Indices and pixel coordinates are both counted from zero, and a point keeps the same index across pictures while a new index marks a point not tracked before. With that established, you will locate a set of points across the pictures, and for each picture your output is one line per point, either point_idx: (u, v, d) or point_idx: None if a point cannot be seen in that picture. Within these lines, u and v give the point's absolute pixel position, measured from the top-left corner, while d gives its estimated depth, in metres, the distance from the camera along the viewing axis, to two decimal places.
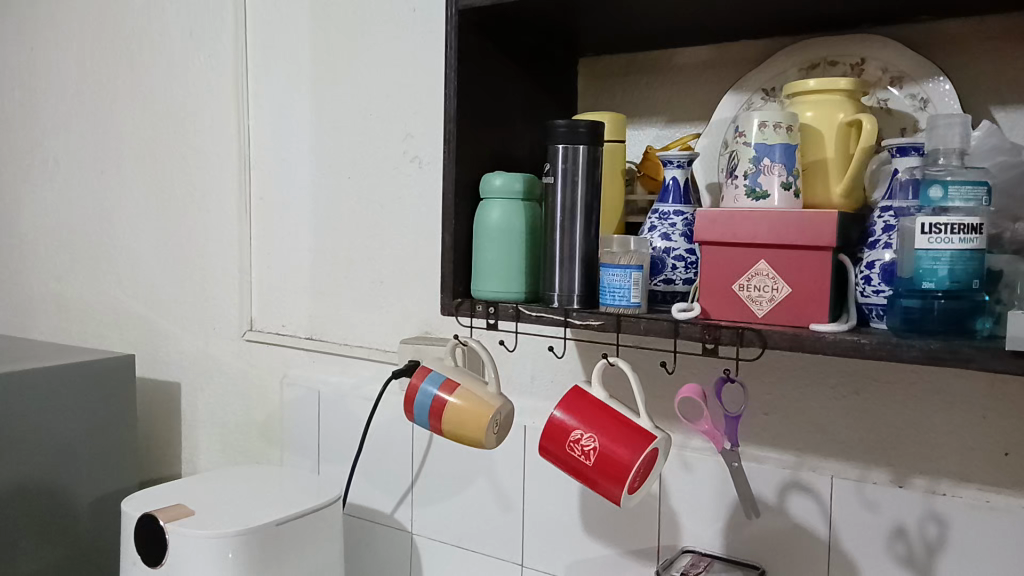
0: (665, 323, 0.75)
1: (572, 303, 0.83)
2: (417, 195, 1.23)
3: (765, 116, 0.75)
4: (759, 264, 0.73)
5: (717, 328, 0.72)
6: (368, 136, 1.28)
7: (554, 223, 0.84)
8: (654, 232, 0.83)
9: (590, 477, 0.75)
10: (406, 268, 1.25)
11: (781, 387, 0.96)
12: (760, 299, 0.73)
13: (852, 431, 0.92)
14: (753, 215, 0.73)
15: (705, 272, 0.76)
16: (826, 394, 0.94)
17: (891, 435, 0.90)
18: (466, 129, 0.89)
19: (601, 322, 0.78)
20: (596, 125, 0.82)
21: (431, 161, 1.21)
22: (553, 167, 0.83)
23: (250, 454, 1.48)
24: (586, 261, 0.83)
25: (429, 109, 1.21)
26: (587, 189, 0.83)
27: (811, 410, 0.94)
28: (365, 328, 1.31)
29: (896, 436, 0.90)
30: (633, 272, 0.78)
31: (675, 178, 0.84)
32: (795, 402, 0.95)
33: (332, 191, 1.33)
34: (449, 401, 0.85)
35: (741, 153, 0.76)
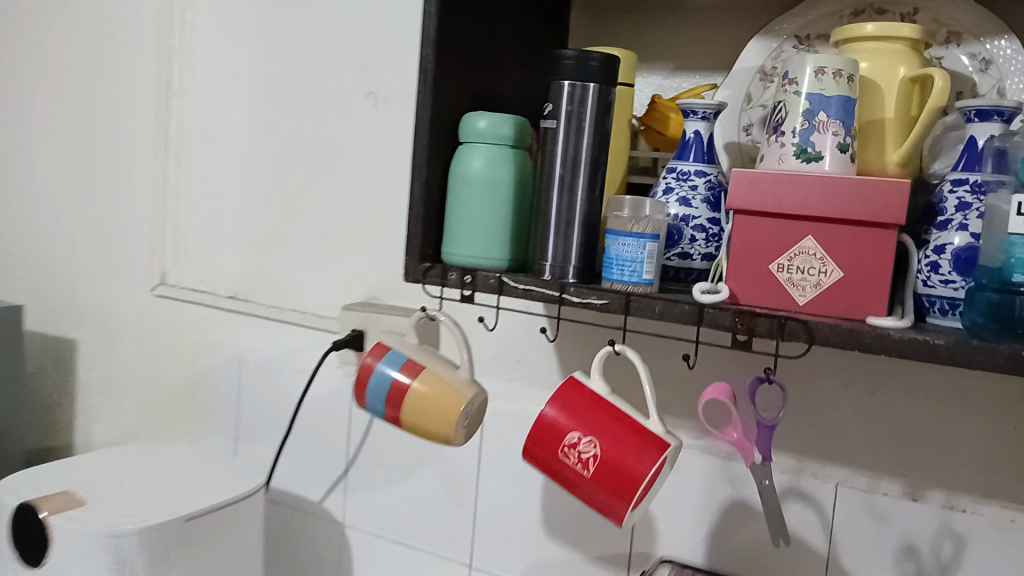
0: (686, 307, 0.61)
1: (567, 275, 0.69)
2: (368, 138, 1.06)
3: (820, 60, 0.61)
4: (806, 241, 0.60)
5: (751, 316, 0.59)
6: (316, 65, 1.10)
7: (550, 179, 0.69)
8: (670, 194, 0.68)
9: (586, 491, 0.61)
10: (351, 223, 1.08)
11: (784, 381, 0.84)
12: (803, 285, 0.61)
13: (863, 434, 0.81)
14: (804, 181, 0.60)
15: (735, 247, 0.63)
16: (836, 390, 0.82)
17: (909, 441, 0.79)
18: (446, 56, 0.73)
19: (605, 301, 0.64)
20: (608, 60, 0.67)
21: (387, 100, 1.04)
22: (552, 109, 0.68)
23: (158, 425, 1.30)
24: (586, 227, 0.69)
25: (389, 38, 1.04)
26: (593, 140, 0.68)
27: (819, 409, 0.83)
28: (300, 289, 1.13)
29: (914, 443, 0.79)
30: (647, 242, 0.65)
31: (698, 133, 0.69)
32: (801, 399, 0.83)
33: (268, 128, 1.14)
34: (411, 386, 0.70)
35: (788, 104, 0.62)
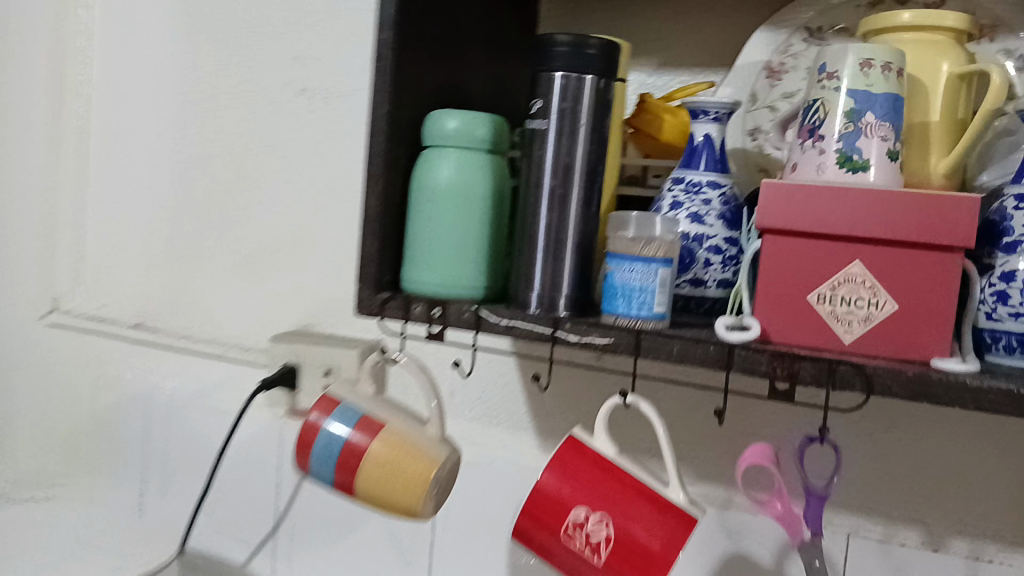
0: (710, 348, 0.50)
1: (557, 307, 0.57)
2: (302, 142, 0.92)
3: (865, 51, 0.51)
4: (854, 266, 0.50)
5: (792, 358, 0.49)
6: (240, 57, 0.95)
7: (538, 190, 0.57)
8: (678, 210, 0.57)
9: None
10: (281, 240, 0.93)
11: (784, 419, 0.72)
12: (849, 318, 0.50)
13: (875, 473, 0.72)
14: (854, 196, 0.50)
15: (765, 273, 0.52)
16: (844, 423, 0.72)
17: (927, 481, 0.70)
18: (407, 42, 0.61)
19: (611, 341, 0.53)
20: (607, 47, 0.55)
21: (324, 98, 0.90)
22: (541, 106, 0.56)
23: (49, 477, 1.11)
24: (580, 248, 0.57)
25: (326, 27, 0.90)
26: (589, 143, 0.56)
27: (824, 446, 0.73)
28: (221, 317, 0.98)
29: (933, 483, 0.70)
30: (659, 268, 0.53)
31: (708, 137, 0.59)
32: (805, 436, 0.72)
33: (183, 130, 0.98)
34: (369, 449, 0.56)
35: (827, 103, 0.52)
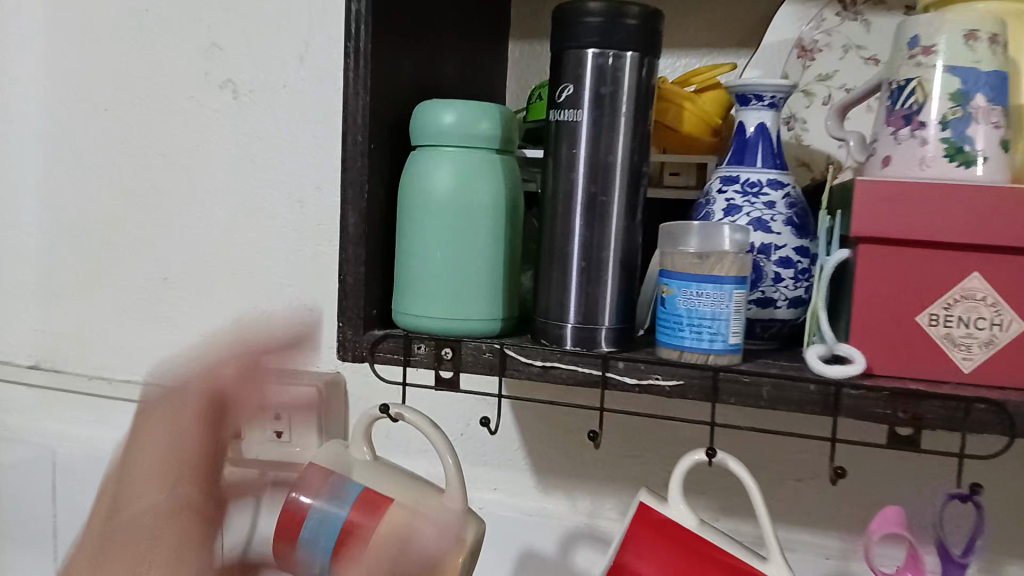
0: (816, 391, 0.41)
1: (599, 343, 0.46)
2: (220, 140, 0.75)
3: (967, 20, 0.42)
4: (972, 280, 0.42)
5: (915, 399, 0.40)
6: (135, 37, 0.76)
7: (569, 199, 0.45)
8: (736, 216, 0.47)
9: None
10: (205, 259, 0.77)
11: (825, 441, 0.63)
12: (969, 343, 0.42)
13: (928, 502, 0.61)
14: (974, 195, 0.40)
15: (860, 290, 0.43)
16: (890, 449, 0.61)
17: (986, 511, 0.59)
18: (384, 15, 0.48)
19: (679, 384, 0.43)
20: (649, 13, 0.43)
21: (246, 88, 0.74)
22: (571, 93, 0.44)
23: None
24: (624, 270, 0.46)
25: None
26: (632, 139, 0.45)
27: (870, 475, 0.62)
28: (134, 354, 0.81)
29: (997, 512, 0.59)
30: (732, 291, 0.43)
31: (763, 126, 0.49)
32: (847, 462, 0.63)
33: (67, 128, 0.79)
34: (370, 535, 0.44)
35: (923, 82, 0.43)
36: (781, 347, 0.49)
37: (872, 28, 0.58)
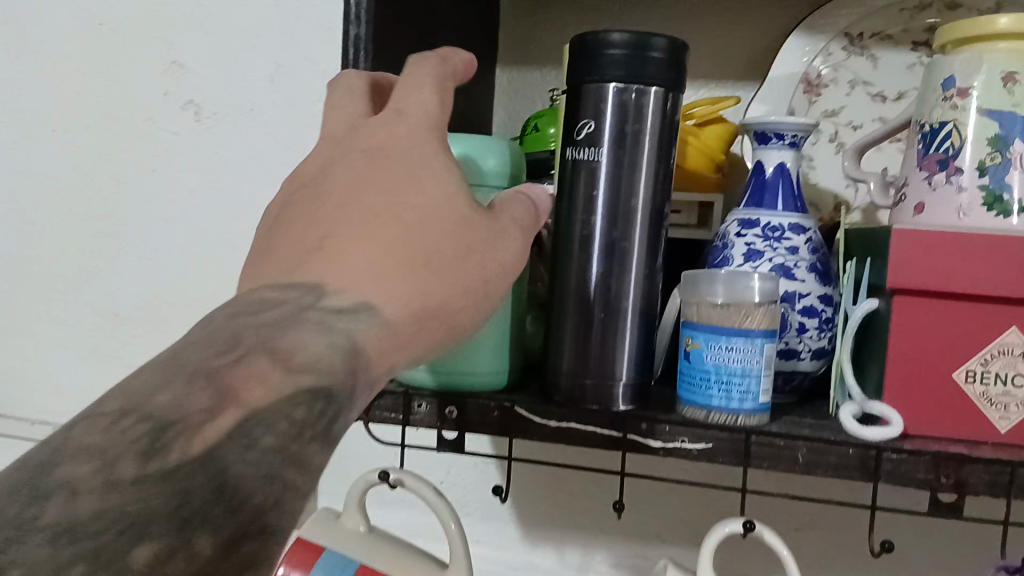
0: (854, 455, 0.38)
1: (617, 400, 0.42)
2: (180, 165, 0.69)
3: (1008, 61, 0.40)
4: (1010, 334, 0.40)
5: (958, 464, 0.38)
6: (89, 51, 0.70)
7: (586, 244, 0.42)
8: (758, 261, 0.45)
9: None
10: (163, 293, 0.71)
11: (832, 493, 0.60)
12: (1007, 402, 0.40)
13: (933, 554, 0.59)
14: (1016, 246, 0.38)
15: (894, 345, 0.41)
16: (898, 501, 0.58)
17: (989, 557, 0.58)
18: (386, 40, 0.44)
19: (708, 447, 0.40)
20: (676, 46, 0.40)
21: (209, 109, 0.68)
22: (591, 131, 0.41)
23: None
24: (643, 321, 0.43)
25: (206, 13, 0.67)
26: (654, 180, 0.42)
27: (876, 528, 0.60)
28: (82, 395, 0.74)
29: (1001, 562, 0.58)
30: (764, 345, 0.40)
31: (783, 166, 0.47)
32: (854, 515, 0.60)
33: (11, 147, 0.73)
34: None
35: (960, 126, 0.41)
36: (799, 401, 0.47)
37: (878, 65, 0.56)
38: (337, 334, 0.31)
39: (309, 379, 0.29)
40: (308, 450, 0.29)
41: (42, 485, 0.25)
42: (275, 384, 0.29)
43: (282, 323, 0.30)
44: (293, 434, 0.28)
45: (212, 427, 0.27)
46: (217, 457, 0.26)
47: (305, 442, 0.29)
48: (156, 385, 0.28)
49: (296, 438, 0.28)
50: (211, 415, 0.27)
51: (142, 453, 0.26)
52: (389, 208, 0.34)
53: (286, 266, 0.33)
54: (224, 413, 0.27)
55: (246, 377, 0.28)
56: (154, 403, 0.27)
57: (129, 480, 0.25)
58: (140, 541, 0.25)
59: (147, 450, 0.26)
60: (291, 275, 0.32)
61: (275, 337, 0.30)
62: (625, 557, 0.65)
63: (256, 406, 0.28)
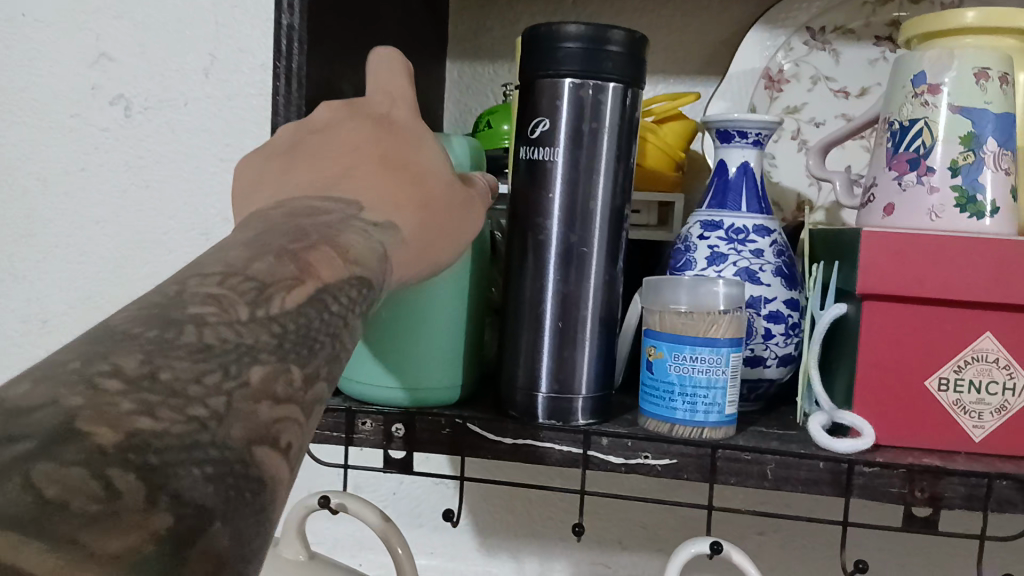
0: (826, 470, 0.36)
1: (576, 414, 0.40)
2: (109, 164, 0.65)
3: (978, 57, 0.39)
4: (984, 340, 0.38)
5: (934, 477, 0.36)
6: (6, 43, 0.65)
7: (543, 250, 0.39)
8: (722, 265, 0.43)
9: None
10: (93, 298, 0.66)
11: (797, 501, 0.58)
12: (980, 409, 0.38)
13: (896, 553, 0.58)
14: (988, 248, 0.37)
15: (866, 353, 0.39)
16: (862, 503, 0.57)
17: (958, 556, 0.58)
18: (323, 29, 0.41)
19: (673, 463, 0.38)
20: (634, 38, 0.38)
21: (140, 103, 0.63)
22: (546, 129, 0.39)
23: None
24: (603, 329, 0.40)
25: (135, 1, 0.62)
26: (613, 181, 0.39)
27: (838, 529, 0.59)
28: None
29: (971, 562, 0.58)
30: (729, 355, 0.38)
31: (746, 165, 0.45)
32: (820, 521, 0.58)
33: None
34: None
35: (931, 123, 0.40)
36: (765, 408, 0.45)
37: (840, 60, 0.54)
38: (375, 240, 0.32)
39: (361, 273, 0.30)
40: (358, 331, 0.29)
41: (170, 317, 0.23)
42: (339, 268, 0.29)
43: (336, 226, 0.31)
44: (348, 310, 0.28)
45: (301, 291, 0.27)
46: (306, 318, 0.26)
47: (355, 320, 0.29)
48: (250, 256, 0.27)
49: (352, 313, 0.29)
50: (296, 283, 0.27)
51: (249, 304, 0.25)
52: (403, 146, 0.35)
53: (317, 185, 0.34)
54: (306, 283, 0.27)
55: (317, 257, 0.29)
56: (253, 270, 0.26)
57: (245, 318, 0.24)
58: (254, 364, 0.23)
59: (253, 301, 0.25)
60: (326, 192, 0.34)
61: (334, 235, 0.30)
62: (586, 566, 0.63)
63: (329, 282, 0.28)
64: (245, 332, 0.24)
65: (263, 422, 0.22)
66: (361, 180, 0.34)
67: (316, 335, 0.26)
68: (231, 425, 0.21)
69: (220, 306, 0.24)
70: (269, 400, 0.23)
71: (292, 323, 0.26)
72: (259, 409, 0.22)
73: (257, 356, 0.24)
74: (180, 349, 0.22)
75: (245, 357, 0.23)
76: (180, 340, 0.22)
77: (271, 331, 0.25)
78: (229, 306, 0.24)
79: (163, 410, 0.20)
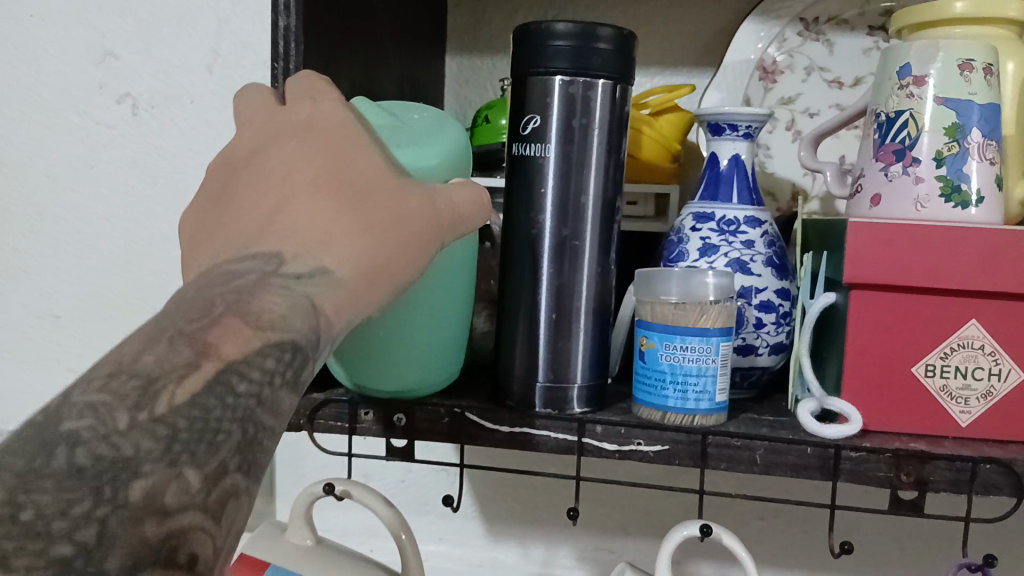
0: (813, 455, 0.37)
1: (572, 402, 0.41)
2: (117, 162, 0.66)
3: (964, 48, 0.40)
4: (969, 328, 0.39)
5: (919, 461, 0.37)
6: (15, 44, 0.67)
7: (535, 242, 0.41)
8: (713, 255, 0.44)
9: None
10: (106, 293, 0.68)
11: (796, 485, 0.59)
12: (966, 395, 0.39)
13: (894, 534, 0.59)
14: (971, 238, 0.38)
15: (854, 340, 0.40)
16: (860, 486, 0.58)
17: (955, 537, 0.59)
18: (320, 30, 0.42)
19: (665, 449, 0.39)
20: (623, 35, 0.39)
21: (145, 102, 0.65)
22: (538, 126, 0.40)
23: None
24: (597, 320, 0.41)
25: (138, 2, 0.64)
26: (604, 176, 0.40)
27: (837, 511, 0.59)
28: (25, 402, 0.71)
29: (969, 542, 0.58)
30: (719, 344, 0.39)
31: (737, 157, 0.45)
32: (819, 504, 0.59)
33: None
34: None
35: (917, 114, 0.40)
36: (759, 395, 0.46)
37: (835, 50, 0.55)
38: (299, 295, 0.31)
39: (280, 338, 0.30)
40: (283, 397, 0.29)
41: (49, 437, 0.24)
42: (249, 339, 0.29)
43: (251, 289, 0.31)
44: (266, 382, 0.29)
45: (196, 379, 0.27)
46: (204, 406, 0.27)
47: (277, 389, 0.29)
48: (141, 347, 0.28)
49: (271, 386, 0.29)
50: (191, 369, 0.27)
51: (132, 407, 0.25)
52: (335, 157, 0.33)
53: (241, 238, 0.33)
54: (204, 366, 0.28)
55: (223, 332, 0.29)
56: (141, 363, 0.27)
57: (124, 427, 0.25)
58: (133, 480, 0.24)
59: (137, 404, 0.26)
60: (248, 246, 0.32)
61: (245, 301, 0.30)
62: (589, 550, 0.64)
63: (234, 359, 0.28)
64: (125, 444, 0.25)
65: (147, 541, 0.24)
66: (300, 206, 0.33)
67: (216, 426, 0.27)
68: (101, 557, 0.23)
69: (98, 416, 0.25)
70: (154, 515, 0.24)
71: (183, 420, 0.26)
72: (140, 529, 0.24)
73: (137, 470, 0.24)
74: (47, 480, 0.23)
75: (121, 476, 0.24)
76: (51, 467, 0.24)
77: (158, 435, 0.25)
78: (108, 415, 0.25)
79: (19, 558, 0.22)
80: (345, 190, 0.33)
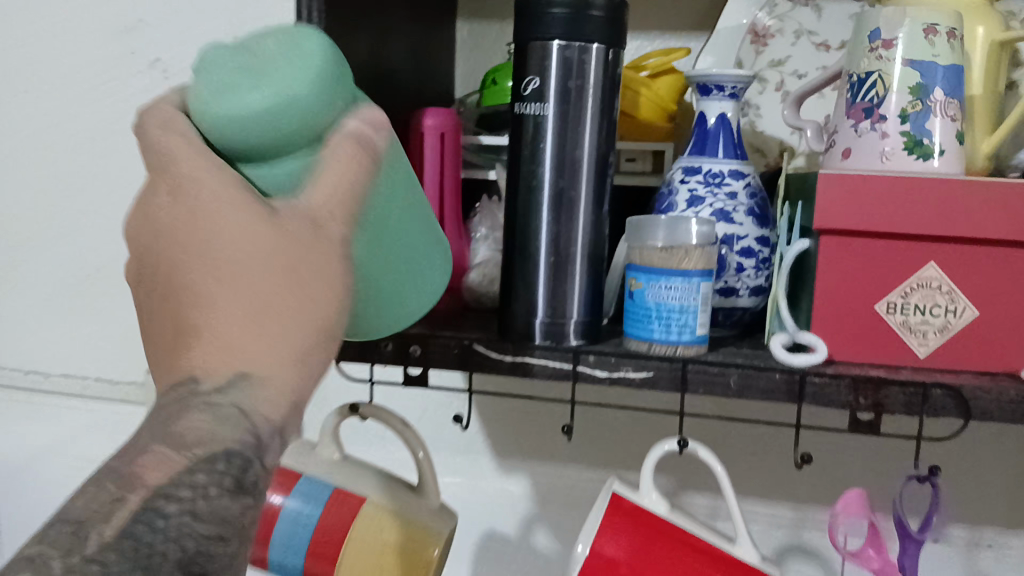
0: (779, 380, 0.42)
1: (569, 336, 0.46)
2: None
3: (928, 14, 0.44)
4: (927, 269, 0.43)
5: (876, 384, 0.41)
6: (52, 12, 0.71)
7: (534, 190, 0.45)
8: (699, 206, 0.48)
9: None
10: None
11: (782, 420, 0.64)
12: (922, 329, 0.43)
13: (875, 466, 0.64)
14: (927, 188, 0.42)
15: (823, 281, 0.44)
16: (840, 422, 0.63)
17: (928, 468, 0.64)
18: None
19: (650, 376, 0.43)
20: (615, 4, 0.43)
21: (176, 67, 0.69)
22: (537, 87, 0.44)
23: None
24: (591, 263, 0.46)
25: None
26: (598, 133, 0.45)
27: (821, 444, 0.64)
28: (68, 349, 0.77)
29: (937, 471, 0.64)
30: (699, 284, 0.44)
31: (724, 116, 0.50)
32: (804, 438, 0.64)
33: None
34: (348, 536, 0.45)
35: (884, 75, 0.44)
36: (741, 333, 0.50)
37: (823, 15, 0.58)
38: (225, 406, 0.29)
39: (210, 448, 0.29)
40: (226, 504, 0.29)
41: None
42: (174, 461, 0.29)
43: (172, 410, 0.29)
44: (199, 498, 0.29)
45: (120, 517, 0.28)
46: (132, 541, 0.28)
47: (217, 500, 0.29)
48: (79, 491, 0.29)
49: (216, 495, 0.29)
50: (115, 506, 0.28)
51: (61, 554, 0.27)
52: (204, 241, 0.29)
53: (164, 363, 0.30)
54: (129, 501, 0.28)
55: (149, 460, 0.29)
56: (71, 508, 0.28)
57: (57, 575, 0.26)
58: None
59: (63, 550, 0.27)
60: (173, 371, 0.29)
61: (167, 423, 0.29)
62: (591, 482, 0.69)
63: (159, 485, 0.28)
64: None
65: None
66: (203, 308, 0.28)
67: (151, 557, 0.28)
68: None
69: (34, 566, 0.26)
70: None
71: (111, 555, 0.27)
72: None
73: None
74: None
75: None
76: None
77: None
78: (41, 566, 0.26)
79: None
80: (226, 268, 0.28)
